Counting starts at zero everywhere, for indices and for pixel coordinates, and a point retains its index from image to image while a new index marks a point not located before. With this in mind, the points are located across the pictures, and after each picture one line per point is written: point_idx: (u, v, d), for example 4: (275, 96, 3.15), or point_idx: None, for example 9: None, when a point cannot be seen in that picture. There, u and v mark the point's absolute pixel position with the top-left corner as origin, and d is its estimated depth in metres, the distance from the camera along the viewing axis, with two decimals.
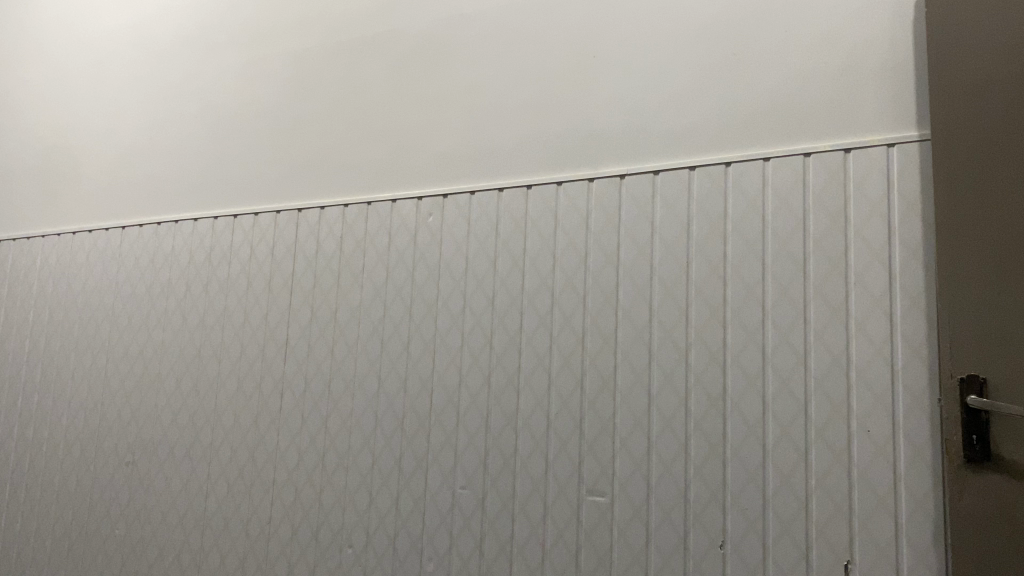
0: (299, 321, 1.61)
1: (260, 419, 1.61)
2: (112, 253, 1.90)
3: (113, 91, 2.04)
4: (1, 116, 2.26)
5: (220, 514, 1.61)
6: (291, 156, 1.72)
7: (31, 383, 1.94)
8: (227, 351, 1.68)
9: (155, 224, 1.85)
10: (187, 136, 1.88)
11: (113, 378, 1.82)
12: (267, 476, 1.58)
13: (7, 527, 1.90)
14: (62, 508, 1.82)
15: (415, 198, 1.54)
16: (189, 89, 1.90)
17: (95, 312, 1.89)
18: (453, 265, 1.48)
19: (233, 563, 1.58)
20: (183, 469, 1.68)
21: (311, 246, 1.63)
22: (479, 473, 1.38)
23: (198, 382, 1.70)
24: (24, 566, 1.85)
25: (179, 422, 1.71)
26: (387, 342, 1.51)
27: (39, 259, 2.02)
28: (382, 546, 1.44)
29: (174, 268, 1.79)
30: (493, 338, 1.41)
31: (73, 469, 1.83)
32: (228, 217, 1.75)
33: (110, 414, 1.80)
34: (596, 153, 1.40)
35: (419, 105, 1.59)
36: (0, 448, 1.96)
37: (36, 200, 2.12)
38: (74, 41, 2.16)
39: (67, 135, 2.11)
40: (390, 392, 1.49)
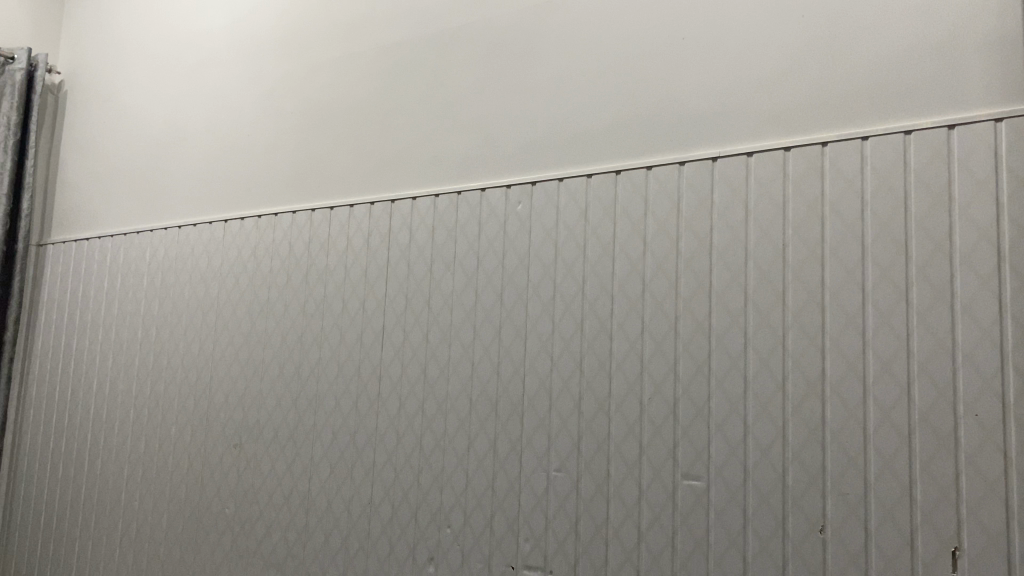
0: (394, 309, 1.66)
1: (360, 403, 1.67)
2: (216, 245, 1.99)
3: (212, 89, 2.13)
4: (111, 117, 2.40)
5: (323, 494, 1.68)
6: (383, 149, 1.77)
7: (145, 370, 2.06)
8: (326, 338, 1.75)
9: (255, 217, 1.93)
10: (284, 132, 1.95)
11: (220, 365, 1.91)
12: (367, 458, 1.64)
13: (126, 505, 2.02)
14: (176, 488, 1.93)
15: (504, 186, 1.56)
16: (285, 86, 1.97)
17: (202, 302, 1.98)
18: (544, 252, 1.49)
19: (337, 541, 1.64)
20: (287, 451, 1.76)
21: (404, 235, 1.68)
22: (573, 456, 1.40)
23: (300, 368, 1.77)
24: (143, 542, 1.97)
25: (283, 406, 1.78)
26: (479, 328, 1.54)
27: (149, 252, 2.13)
28: (479, 527, 1.48)
29: (275, 259, 1.87)
30: (585, 324, 1.43)
31: (185, 451, 1.93)
32: (324, 209, 1.81)
33: (217, 398, 1.90)
34: (686, 137, 1.40)
35: (506, 95, 1.61)
36: (119, 431, 2.08)
37: (144, 196, 2.24)
38: (176, 43, 2.26)
39: (171, 133, 2.21)
40: (483, 377, 1.52)
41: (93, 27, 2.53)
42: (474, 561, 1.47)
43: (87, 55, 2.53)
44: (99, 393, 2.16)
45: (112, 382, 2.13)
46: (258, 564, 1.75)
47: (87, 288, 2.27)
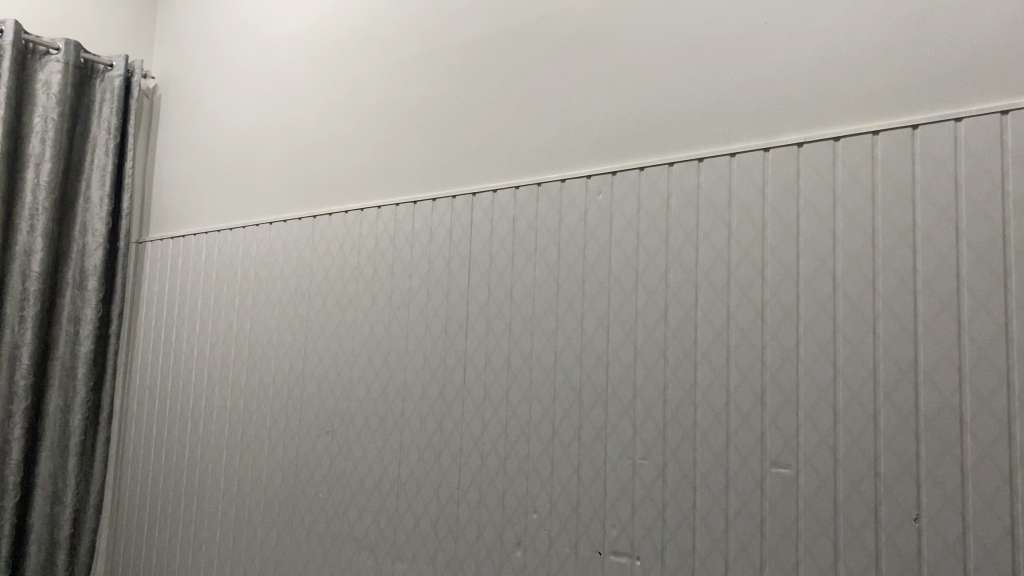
0: (477, 299, 1.70)
1: (446, 391, 1.71)
2: (305, 240, 2.06)
3: (297, 89, 2.21)
4: (202, 119, 2.50)
5: (412, 480, 1.73)
6: (464, 143, 1.81)
7: (240, 361, 2.15)
8: (412, 329, 1.80)
9: (342, 213, 1.99)
10: (368, 129, 2.01)
11: (311, 355, 1.98)
12: (454, 445, 1.68)
13: (225, 490, 2.12)
14: (272, 473, 2.01)
15: (584, 177, 1.58)
16: (367, 85, 2.02)
17: (292, 295, 2.06)
18: (625, 242, 1.50)
19: (427, 525, 1.69)
20: (377, 438, 1.82)
21: (486, 227, 1.71)
22: (659, 444, 1.41)
23: (388, 357, 1.83)
24: (241, 525, 2.06)
25: (372, 393, 1.84)
26: (562, 317, 1.56)
27: (241, 247, 2.22)
28: (565, 512, 1.51)
29: (362, 253, 1.93)
30: (668, 313, 1.43)
31: (279, 438, 2.01)
32: (408, 204, 1.86)
33: (310, 388, 1.97)
34: (771, 123, 1.39)
35: (585, 86, 1.62)
36: (217, 419, 2.18)
37: (236, 194, 2.33)
38: (262, 45, 2.34)
39: (259, 133, 2.30)
40: (567, 366, 1.54)
41: (183, 33, 2.65)
42: (561, 546, 1.50)
43: (178, 60, 2.64)
44: (197, 382, 2.26)
45: (209, 372, 2.23)
46: (351, 546, 1.81)
47: (185, 282, 2.38)
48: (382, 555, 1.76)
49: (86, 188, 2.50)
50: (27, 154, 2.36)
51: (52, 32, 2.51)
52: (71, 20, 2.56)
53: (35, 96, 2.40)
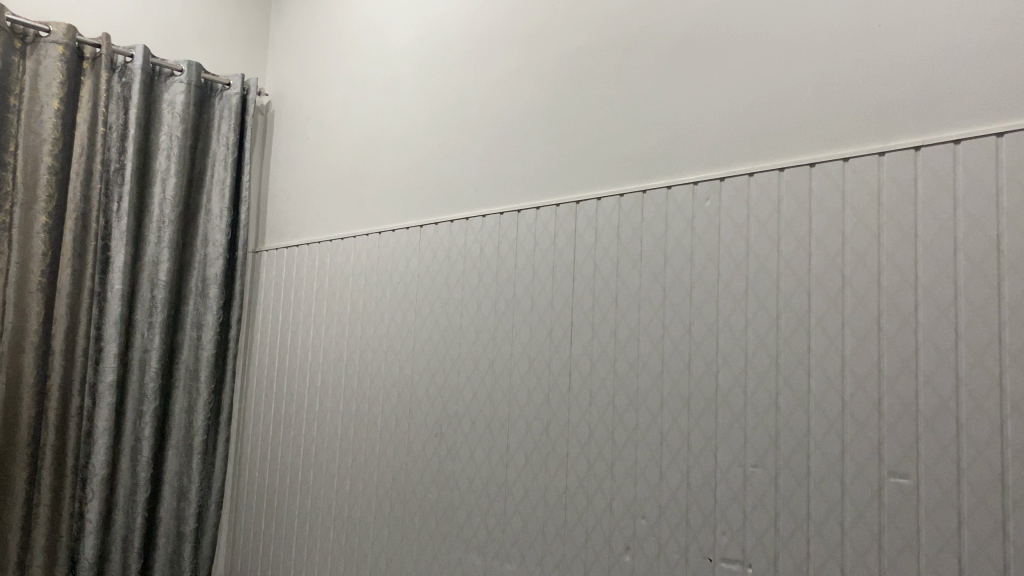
0: (582, 306, 1.72)
1: (552, 396, 1.74)
2: (412, 248, 2.13)
3: (405, 102, 2.29)
4: (315, 134, 2.62)
5: (520, 483, 1.77)
6: (568, 152, 1.84)
7: (352, 365, 2.24)
8: (518, 334, 1.83)
9: (448, 222, 2.05)
10: (473, 140, 2.06)
11: (419, 360, 2.05)
12: (561, 449, 1.71)
13: (338, 488, 2.21)
14: (382, 473, 2.09)
15: (690, 184, 1.58)
16: (472, 97, 2.08)
17: (401, 302, 2.13)
18: (734, 249, 1.50)
19: (535, 527, 1.73)
20: (485, 441, 1.86)
21: (590, 235, 1.73)
22: (771, 451, 1.40)
23: (494, 362, 1.87)
24: (354, 522, 2.15)
25: (479, 397, 1.89)
26: (669, 323, 1.57)
27: (351, 256, 2.31)
28: (674, 519, 1.51)
29: (467, 260, 1.98)
30: (781, 319, 1.42)
31: (390, 439, 2.09)
32: (512, 212, 1.90)
33: (418, 391, 2.04)
34: (886, 126, 1.35)
35: (691, 92, 1.63)
36: (330, 420, 2.28)
37: (346, 206, 2.43)
38: (371, 61, 2.44)
39: (368, 145, 2.39)
40: (675, 372, 1.54)
41: (297, 52, 2.78)
42: (670, 553, 1.51)
43: (291, 78, 2.78)
44: (311, 385, 2.37)
45: (323, 375, 2.34)
46: (461, 546, 1.87)
47: (299, 290, 2.49)
48: (491, 555, 1.81)
49: (207, 201, 2.65)
50: (154, 170, 2.53)
51: (175, 56, 2.69)
52: (192, 43, 2.74)
53: (161, 116, 2.57)
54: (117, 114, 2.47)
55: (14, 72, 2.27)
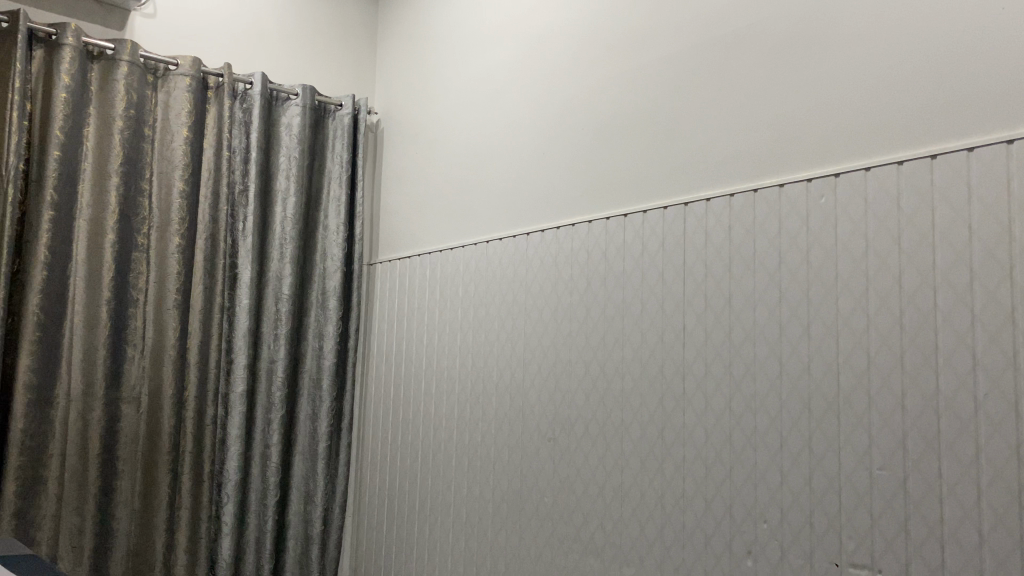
0: (694, 308, 1.71)
1: (666, 400, 1.74)
2: (520, 256, 2.17)
3: (509, 113, 2.33)
4: (423, 148, 2.70)
5: (636, 487, 1.78)
6: (675, 154, 1.83)
7: (465, 372, 2.30)
8: (629, 339, 1.84)
9: (554, 229, 2.08)
10: (578, 147, 2.08)
11: (531, 366, 2.08)
12: (677, 453, 1.70)
13: (456, 492, 2.28)
14: (498, 478, 2.14)
15: (803, 181, 1.55)
16: (576, 104, 2.10)
17: (510, 309, 2.17)
18: (852, 246, 1.46)
19: (652, 530, 1.73)
20: (599, 446, 1.88)
21: (700, 237, 1.72)
22: (899, 453, 1.36)
23: (605, 366, 1.88)
24: (472, 525, 2.20)
25: (591, 402, 1.91)
26: (786, 325, 1.54)
27: (462, 266, 2.37)
28: (797, 524, 1.48)
29: (575, 266, 2.00)
30: (905, 317, 1.37)
31: (504, 445, 2.13)
32: (619, 217, 1.91)
33: (530, 396, 2.07)
34: (1013, 112, 1.29)
35: (800, 88, 1.60)
36: (446, 426, 2.35)
37: (455, 217, 2.50)
38: (474, 75, 2.50)
39: (474, 157, 2.45)
40: (794, 374, 1.52)
41: (403, 70, 2.88)
42: (793, 558, 1.48)
43: (399, 95, 2.88)
44: (426, 392, 2.45)
45: (437, 382, 2.41)
46: (579, 550, 1.89)
47: (412, 300, 2.58)
48: (608, 559, 1.82)
49: (324, 217, 2.77)
50: (275, 190, 2.67)
51: (290, 81, 2.84)
52: (306, 68, 2.88)
53: (280, 139, 2.70)
54: (240, 138, 2.62)
55: (147, 105, 2.45)
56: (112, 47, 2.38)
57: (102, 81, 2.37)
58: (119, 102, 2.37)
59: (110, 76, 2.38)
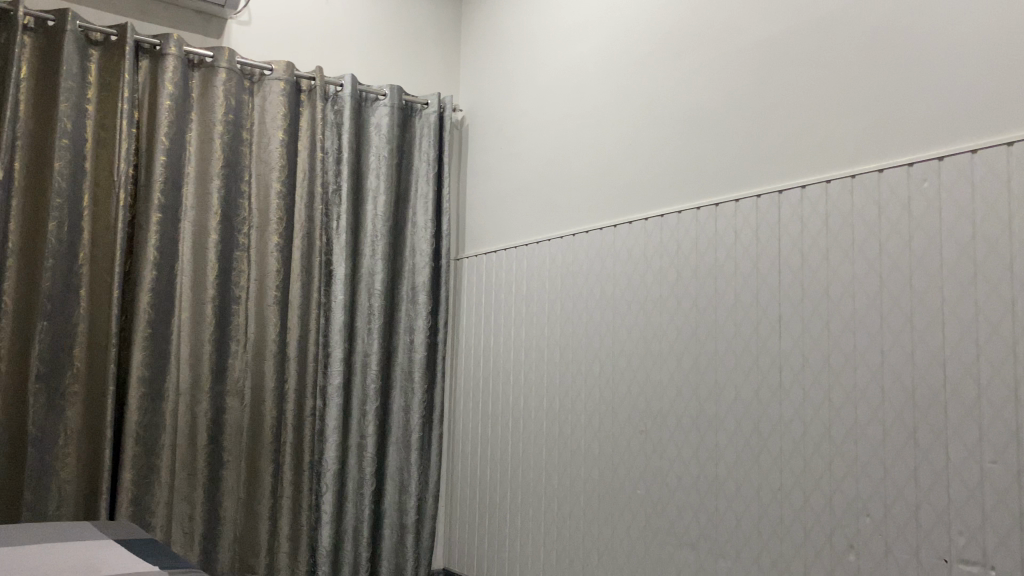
0: (790, 299, 1.68)
1: (761, 391, 1.71)
2: (608, 249, 2.17)
3: (594, 106, 2.33)
4: (507, 142, 2.73)
5: (731, 480, 1.76)
6: (766, 142, 1.80)
7: (554, 365, 2.32)
8: (722, 331, 1.82)
9: (643, 221, 2.07)
10: (666, 137, 2.07)
11: (620, 359, 2.08)
12: (774, 446, 1.68)
13: (547, 484, 2.30)
14: (589, 470, 2.15)
15: (904, 166, 1.50)
16: (663, 94, 2.09)
17: (598, 302, 2.17)
18: (959, 232, 1.41)
19: (749, 524, 1.71)
20: (692, 439, 1.86)
21: (795, 225, 1.68)
22: (1013, 447, 1.30)
23: (697, 359, 1.87)
24: (564, 517, 2.22)
25: (683, 394, 1.89)
26: (888, 314, 1.50)
27: (548, 259, 2.39)
28: (903, 518, 1.44)
29: (664, 258, 1.99)
30: (1017, 305, 1.32)
31: (595, 437, 2.14)
32: (710, 207, 1.89)
33: (620, 389, 2.07)
34: None
35: (898, 69, 1.55)
36: (536, 419, 2.37)
37: (541, 211, 2.51)
38: (558, 69, 2.51)
39: (559, 151, 2.46)
40: (896, 364, 1.48)
41: (487, 66, 2.91)
42: (899, 553, 1.44)
43: (484, 92, 2.91)
44: (515, 384, 2.48)
45: (526, 374, 2.44)
46: (673, 543, 1.89)
47: (500, 294, 2.61)
48: (704, 551, 1.81)
49: (413, 214, 2.83)
50: (366, 188, 2.74)
51: (378, 81, 2.90)
52: (392, 68, 2.95)
53: (370, 138, 2.77)
54: (332, 139, 2.70)
55: (245, 110, 2.55)
56: (211, 54, 2.48)
57: (203, 88, 2.48)
58: (218, 107, 2.47)
59: (210, 83, 2.48)
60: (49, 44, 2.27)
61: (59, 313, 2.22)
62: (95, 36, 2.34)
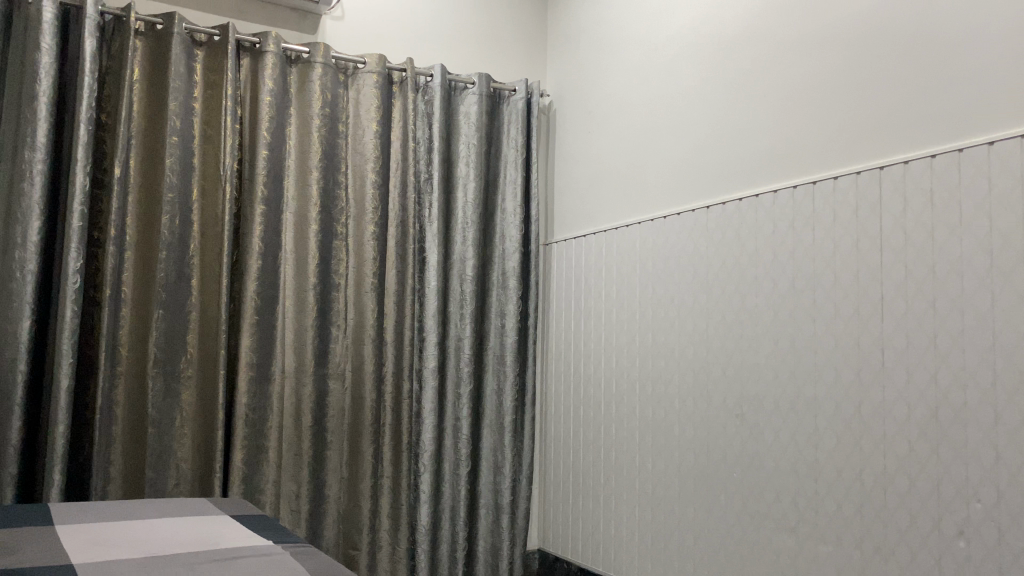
0: (893, 279, 1.63)
1: (863, 373, 1.67)
2: (700, 230, 2.15)
3: (684, 87, 2.31)
4: (596, 125, 2.72)
5: (831, 464, 1.73)
6: (864, 116, 1.74)
7: (646, 349, 2.32)
8: (820, 312, 1.78)
9: (737, 201, 2.04)
10: (759, 116, 2.03)
11: (714, 342, 2.07)
12: (876, 429, 1.64)
13: (641, 466, 2.30)
14: (683, 453, 2.14)
15: (1015, 137, 1.43)
16: (755, 71, 2.05)
17: (691, 284, 2.16)
18: None
19: (851, 509, 1.68)
20: (790, 422, 1.84)
21: (898, 202, 1.63)
22: None
23: (795, 341, 1.84)
24: (659, 500, 2.22)
25: (780, 377, 1.87)
26: (999, 293, 1.44)
27: (639, 242, 2.38)
28: (1016, 504, 1.39)
29: (759, 239, 1.96)
30: None
31: (689, 420, 2.13)
32: (807, 185, 1.85)
33: (715, 372, 2.06)
34: None
35: (1006, 36, 1.47)
36: (629, 403, 2.37)
37: (631, 193, 2.50)
38: (647, 49, 2.49)
39: (649, 134, 2.45)
40: (1008, 345, 1.42)
41: (575, 50, 2.91)
42: (1012, 540, 1.39)
43: (572, 76, 2.91)
44: (607, 368, 2.49)
45: (618, 358, 2.44)
46: (770, 527, 1.87)
47: (590, 278, 2.62)
48: (803, 535, 1.79)
49: (502, 200, 2.86)
50: (456, 176, 2.79)
51: (467, 70, 2.94)
52: (481, 56, 2.98)
53: (460, 126, 2.82)
54: (423, 129, 2.75)
55: (340, 102, 2.63)
56: (308, 50, 2.57)
57: (300, 83, 2.57)
58: (316, 101, 2.56)
59: (307, 77, 2.57)
60: (158, 47, 2.39)
61: (173, 302, 2.35)
62: (200, 37, 2.45)
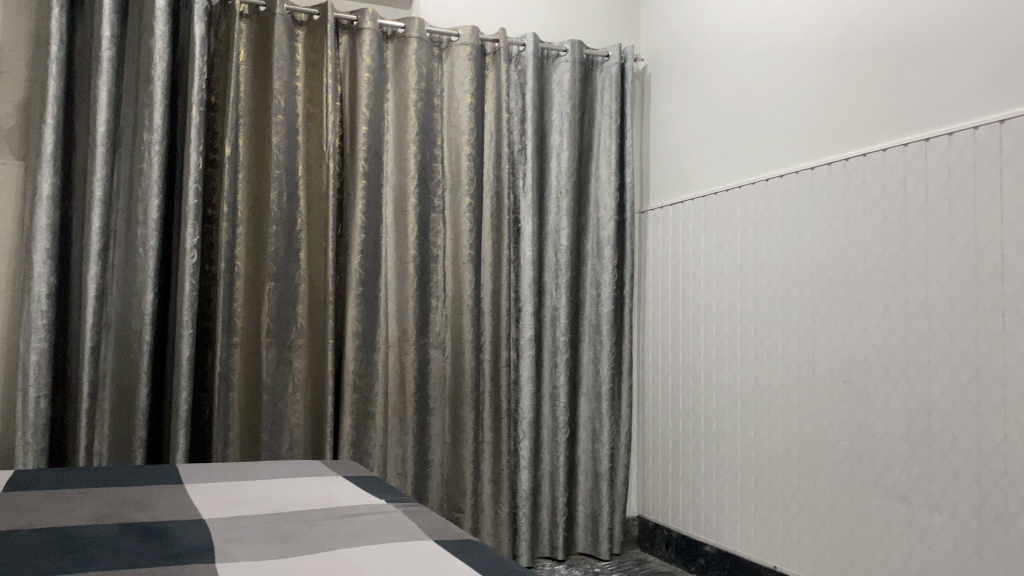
0: (1015, 238, 1.55)
1: (981, 338, 1.61)
2: (804, 193, 2.09)
3: (786, 45, 2.24)
4: (692, 89, 2.67)
5: (946, 431, 1.67)
6: (984, 68, 1.66)
7: (747, 315, 2.28)
8: (934, 275, 1.72)
9: (843, 161, 1.97)
10: (867, 72, 1.95)
11: (820, 308, 2.02)
12: (996, 394, 1.57)
13: (743, 434, 2.28)
14: (788, 421, 2.11)
15: None
16: (863, 25, 1.97)
17: (795, 249, 2.11)
18: None
19: (968, 477, 1.63)
20: (901, 389, 1.78)
21: (1021, 157, 1.55)
22: None
23: (906, 304, 1.78)
24: (762, 468, 2.20)
25: (890, 342, 1.81)
26: None
27: (739, 207, 2.33)
28: None
29: (868, 199, 1.89)
30: None
31: (793, 387, 2.09)
32: (919, 142, 1.77)
33: (821, 338, 2.01)
34: None
35: None
36: (730, 370, 2.35)
37: (729, 158, 2.46)
38: (747, 9, 2.42)
39: (748, 96, 2.39)
40: None
41: (669, 14, 2.86)
42: None
43: (666, 40, 2.86)
44: (706, 336, 2.47)
45: (717, 325, 2.42)
46: (880, 496, 1.83)
47: (687, 244, 2.59)
48: (916, 504, 1.74)
49: (596, 168, 2.85)
50: (550, 146, 2.80)
51: (558, 38, 2.93)
52: (573, 24, 2.96)
53: (553, 95, 2.81)
54: (516, 100, 2.77)
55: (435, 77, 2.67)
56: (403, 25, 2.61)
57: (396, 59, 2.62)
58: (412, 76, 2.60)
59: (403, 53, 2.61)
60: (261, 29, 2.47)
61: (283, 275, 2.45)
62: (301, 17, 2.52)
